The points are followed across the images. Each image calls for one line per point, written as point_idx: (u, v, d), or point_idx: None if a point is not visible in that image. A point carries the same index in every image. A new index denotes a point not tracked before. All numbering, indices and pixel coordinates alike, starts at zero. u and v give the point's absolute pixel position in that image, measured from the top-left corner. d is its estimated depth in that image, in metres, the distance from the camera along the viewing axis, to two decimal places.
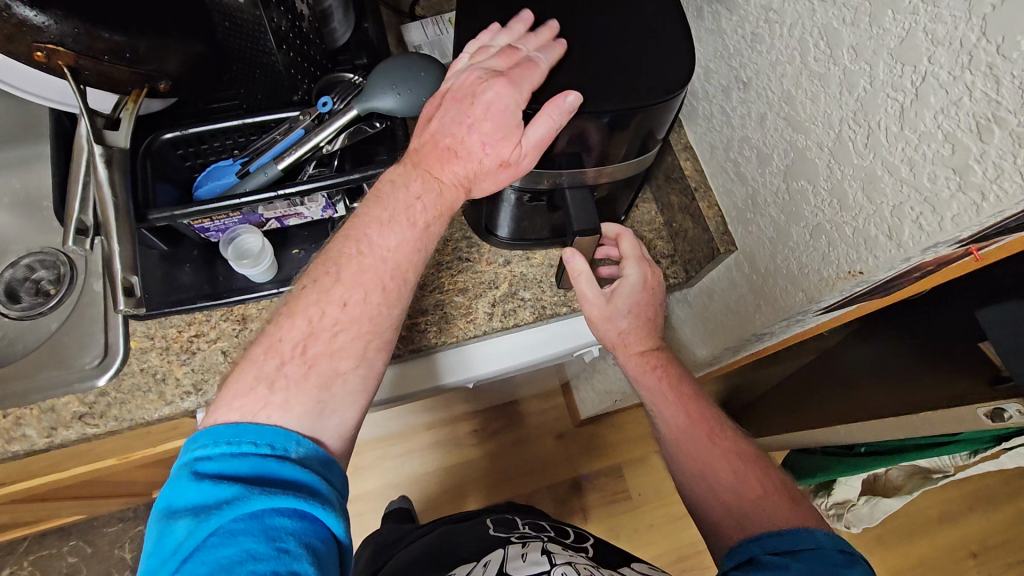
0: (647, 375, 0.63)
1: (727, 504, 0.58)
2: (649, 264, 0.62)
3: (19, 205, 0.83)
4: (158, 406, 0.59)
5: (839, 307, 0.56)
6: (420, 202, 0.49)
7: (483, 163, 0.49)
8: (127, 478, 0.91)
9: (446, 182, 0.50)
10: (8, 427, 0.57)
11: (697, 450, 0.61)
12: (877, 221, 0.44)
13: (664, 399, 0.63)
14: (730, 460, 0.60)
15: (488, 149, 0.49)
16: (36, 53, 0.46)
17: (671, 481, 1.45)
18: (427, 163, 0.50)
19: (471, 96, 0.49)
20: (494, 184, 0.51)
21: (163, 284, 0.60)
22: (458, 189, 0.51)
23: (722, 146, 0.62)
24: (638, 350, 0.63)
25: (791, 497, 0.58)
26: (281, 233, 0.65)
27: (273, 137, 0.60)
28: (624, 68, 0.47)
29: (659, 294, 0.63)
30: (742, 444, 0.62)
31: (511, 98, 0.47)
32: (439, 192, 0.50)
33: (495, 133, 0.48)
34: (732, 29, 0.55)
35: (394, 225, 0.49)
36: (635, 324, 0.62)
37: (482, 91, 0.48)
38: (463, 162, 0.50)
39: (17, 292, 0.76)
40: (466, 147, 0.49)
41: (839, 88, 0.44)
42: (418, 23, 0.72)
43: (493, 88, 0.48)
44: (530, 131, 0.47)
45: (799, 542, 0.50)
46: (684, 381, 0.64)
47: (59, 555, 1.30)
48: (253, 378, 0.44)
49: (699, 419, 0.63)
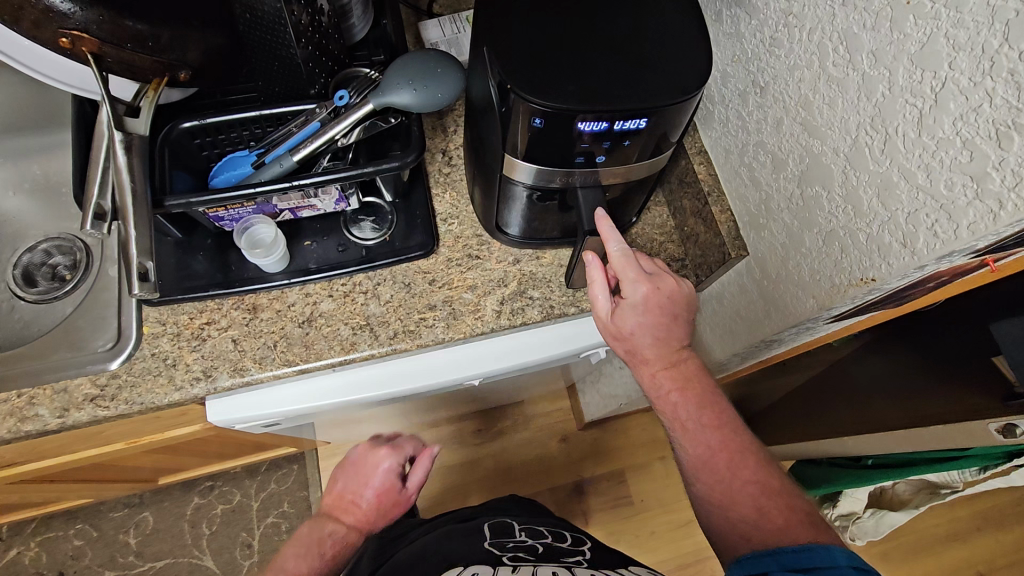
0: (664, 400, 0.57)
1: (744, 534, 0.53)
2: (652, 280, 0.56)
3: (39, 191, 0.84)
4: (167, 390, 0.59)
5: (850, 315, 0.56)
6: (329, 539, 0.73)
7: (376, 504, 0.75)
8: (134, 463, 0.92)
9: (347, 525, 0.74)
10: (22, 405, 0.58)
11: (716, 482, 0.55)
12: (891, 228, 0.43)
13: (681, 427, 0.57)
14: (750, 493, 0.54)
15: (381, 496, 0.75)
16: (61, 40, 0.47)
17: (674, 488, 1.44)
18: (334, 513, 0.75)
19: (362, 462, 0.77)
20: (384, 518, 0.75)
21: (176, 272, 0.61)
22: (355, 529, 0.74)
23: (736, 151, 0.61)
24: (654, 371, 0.57)
25: (814, 524, 0.52)
26: (294, 224, 0.65)
27: (289, 128, 0.60)
28: (640, 69, 0.47)
29: (668, 310, 0.56)
30: (767, 472, 0.55)
31: (389, 460, 0.76)
32: (345, 533, 0.74)
33: (381, 484, 0.75)
34: (751, 34, 0.55)
35: (308, 559, 0.70)
36: (645, 344, 0.56)
37: (369, 458, 0.77)
38: (360, 510, 0.75)
39: (34, 276, 0.78)
40: (361, 497, 0.75)
41: (856, 93, 0.44)
42: (436, 22, 0.72)
43: (379, 455, 0.77)
44: (410, 478, 0.76)
45: (815, 558, 0.46)
46: (706, 406, 0.56)
47: (66, 537, 1.32)
48: None
49: (719, 447, 0.56)
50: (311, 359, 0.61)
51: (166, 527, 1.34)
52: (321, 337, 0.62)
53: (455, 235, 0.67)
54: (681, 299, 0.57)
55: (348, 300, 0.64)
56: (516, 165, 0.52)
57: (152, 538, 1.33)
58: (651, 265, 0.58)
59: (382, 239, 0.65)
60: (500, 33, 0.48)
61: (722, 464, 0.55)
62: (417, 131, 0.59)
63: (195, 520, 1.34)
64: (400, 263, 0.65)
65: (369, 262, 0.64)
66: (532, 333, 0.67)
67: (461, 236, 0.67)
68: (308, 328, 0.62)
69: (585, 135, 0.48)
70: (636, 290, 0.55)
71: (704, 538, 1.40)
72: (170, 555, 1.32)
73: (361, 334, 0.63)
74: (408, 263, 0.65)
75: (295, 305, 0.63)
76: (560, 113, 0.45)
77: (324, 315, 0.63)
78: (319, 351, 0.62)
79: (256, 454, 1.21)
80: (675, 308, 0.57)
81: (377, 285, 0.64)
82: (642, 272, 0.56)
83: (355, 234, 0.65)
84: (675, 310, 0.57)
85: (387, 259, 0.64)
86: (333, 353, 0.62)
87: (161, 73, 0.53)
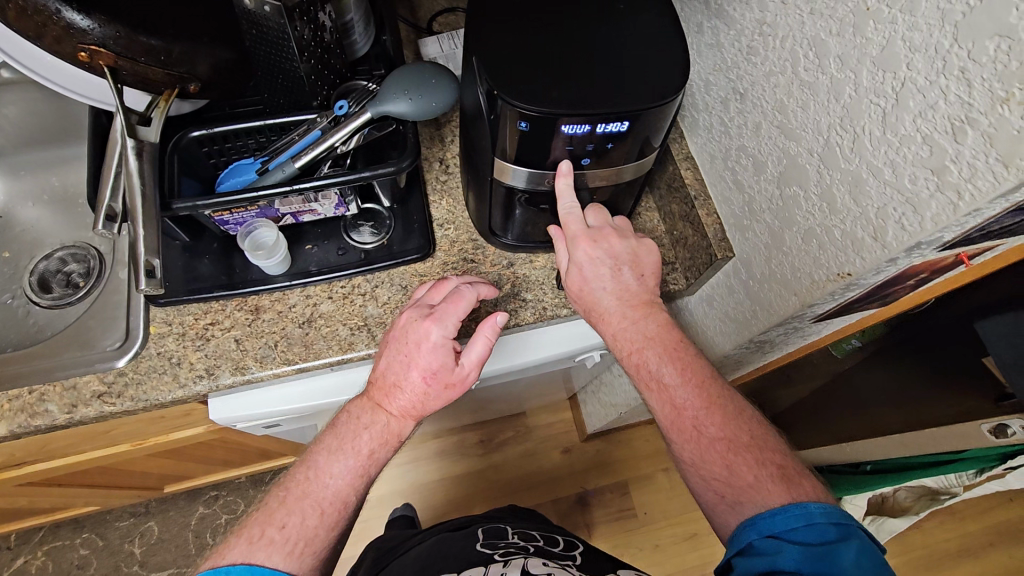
0: (629, 360, 0.58)
1: (719, 490, 0.53)
2: (592, 236, 0.59)
3: (57, 201, 0.88)
4: (171, 387, 0.61)
5: (834, 313, 0.57)
6: (367, 433, 0.59)
7: (426, 391, 0.58)
8: (139, 467, 0.94)
9: (394, 415, 0.59)
10: (33, 402, 0.60)
11: (685, 439, 0.55)
12: (863, 223, 0.45)
13: (647, 385, 0.57)
14: (719, 450, 0.54)
15: (431, 379, 0.58)
16: (80, 53, 0.50)
17: (677, 501, 1.44)
18: (376, 398, 0.59)
19: (405, 333, 0.59)
20: (441, 402, 0.60)
21: (183, 274, 0.64)
22: (406, 418, 0.60)
23: (721, 156, 0.63)
24: (615, 330, 0.58)
25: (784, 479, 0.52)
26: (296, 229, 0.68)
27: (291, 137, 0.63)
28: (621, 75, 0.50)
29: (610, 263, 0.59)
30: (737, 427, 0.55)
31: (437, 331, 0.58)
32: (387, 423, 0.59)
33: (433, 363, 0.58)
34: (730, 43, 0.57)
35: (341, 454, 0.58)
36: (598, 299, 0.59)
37: (414, 328, 0.59)
38: (407, 395, 0.58)
39: (48, 282, 0.81)
40: (408, 383, 0.58)
41: (826, 96, 0.46)
42: (434, 38, 0.76)
43: (422, 326, 0.58)
44: (467, 354, 0.59)
45: (793, 520, 0.48)
46: (668, 363, 0.56)
47: (72, 547, 1.33)
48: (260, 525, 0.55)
49: (685, 404, 0.55)
50: (310, 358, 0.63)
51: (171, 537, 1.35)
52: (319, 337, 0.64)
53: (451, 239, 0.70)
54: (624, 252, 0.60)
55: (347, 301, 0.66)
56: (506, 169, 0.55)
57: (156, 548, 1.34)
58: (598, 222, 0.60)
59: (380, 243, 0.68)
60: (489, 43, 0.50)
61: (690, 422, 0.55)
62: (412, 138, 0.62)
63: (200, 530, 1.35)
64: (397, 266, 0.67)
65: (367, 264, 0.66)
66: (526, 333, 0.70)
67: (457, 241, 0.70)
68: (308, 328, 0.65)
69: (570, 138, 0.51)
70: (576, 246, 0.59)
71: (709, 551, 1.38)
72: (174, 565, 1.33)
73: (359, 334, 0.65)
74: (405, 266, 0.68)
75: (296, 306, 0.65)
76: (546, 117, 0.48)
77: (323, 316, 0.65)
78: (318, 350, 0.64)
79: (259, 463, 1.23)
80: (619, 260, 0.59)
81: (374, 287, 0.67)
82: (585, 229, 0.59)
83: (355, 239, 0.67)
84: (620, 262, 0.59)
85: (385, 262, 0.67)
86: (331, 352, 0.64)
87: (172, 85, 0.56)
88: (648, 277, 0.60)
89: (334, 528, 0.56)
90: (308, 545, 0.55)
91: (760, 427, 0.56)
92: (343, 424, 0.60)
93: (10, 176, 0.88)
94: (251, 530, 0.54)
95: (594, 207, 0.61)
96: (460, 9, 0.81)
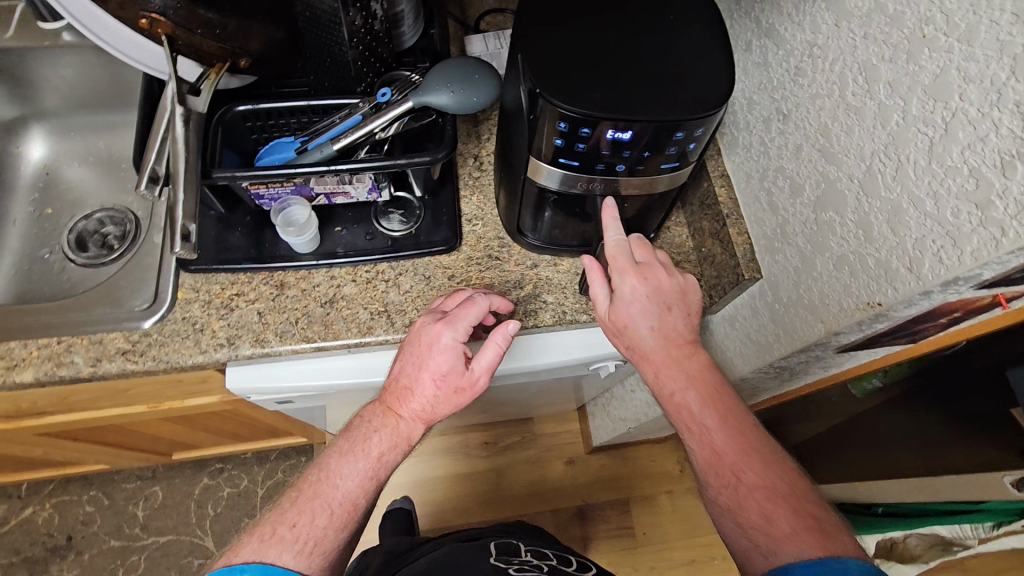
0: (668, 400, 0.58)
1: (753, 538, 0.53)
2: (639, 271, 0.58)
3: (99, 163, 0.91)
4: (192, 352, 0.63)
5: (859, 344, 0.56)
6: (376, 436, 0.59)
7: (436, 394, 0.59)
8: (151, 430, 0.96)
9: (405, 419, 0.59)
10: (60, 351, 0.62)
11: (723, 486, 0.55)
12: (899, 254, 0.44)
13: (686, 427, 0.57)
14: (757, 499, 0.53)
15: (441, 382, 0.58)
16: (141, 20, 0.53)
17: (679, 525, 1.41)
18: (388, 402, 0.60)
19: (418, 337, 0.60)
20: (450, 407, 0.60)
21: (215, 244, 0.66)
22: (417, 422, 0.60)
23: (757, 175, 0.63)
24: (657, 369, 0.58)
25: (822, 531, 0.51)
26: (328, 210, 0.69)
27: (333, 119, 0.65)
28: (664, 86, 0.49)
29: (657, 300, 0.58)
30: (776, 477, 0.54)
31: (448, 334, 0.59)
32: (397, 427, 0.59)
33: (443, 366, 0.58)
34: (778, 63, 0.57)
35: (351, 457, 0.59)
36: (642, 337, 0.58)
37: (426, 331, 0.59)
38: (419, 399, 0.59)
39: (85, 241, 0.83)
40: (419, 387, 0.59)
41: (873, 122, 0.45)
42: (481, 36, 0.78)
43: (433, 328, 0.59)
44: (478, 359, 0.59)
45: (826, 570, 0.47)
46: (710, 407, 0.56)
47: (78, 503, 1.36)
48: (271, 525, 0.55)
49: (724, 449, 0.55)
50: (330, 338, 0.64)
51: (174, 503, 1.37)
52: (340, 318, 0.65)
53: (478, 235, 0.70)
54: (672, 289, 0.59)
55: (370, 286, 0.67)
56: (541, 169, 0.55)
57: (159, 513, 1.36)
58: (644, 257, 0.60)
59: (409, 232, 0.68)
60: (536, 43, 0.51)
61: (729, 467, 0.55)
62: (450, 131, 0.63)
63: (202, 500, 1.37)
64: (422, 256, 0.68)
65: (394, 252, 0.67)
66: (541, 337, 0.70)
67: (484, 237, 0.70)
68: (330, 308, 0.65)
69: (609, 143, 0.51)
70: (624, 279, 0.58)
71: None
72: (173, 532, 1.34)
73: (378, 319, 0.65)
74: (430, 257, 0.68)
75: (320, 285, 0.66)
76: (584, 118, 0.48)
77: (346, 297, 0.66)
78: (337, 331, 0.65)
79: (267, 440, 1.25)
80: (666, 299, 0.58)
81: (398, 275, 0.67)
82: (632, 263, 0.59)
83: (383, 225, 0.68)
84: (667, 301, 0.58)
85: (411, 251, 0.67)
86: (349, 334, 0.64)
87: (224, 58, 0.58)
88: (693, 316, 0.60)
89: (343, 529, 0.56)
90: (318, 545, 0.55)
91: (799, 477, 0.56)
92: (355, 428, 0.61)
93: (61, 136, 0.92)
94: (263, 529, 0.55)
95: (640, 241, 0.61)
96: (508, 10, 0.82)
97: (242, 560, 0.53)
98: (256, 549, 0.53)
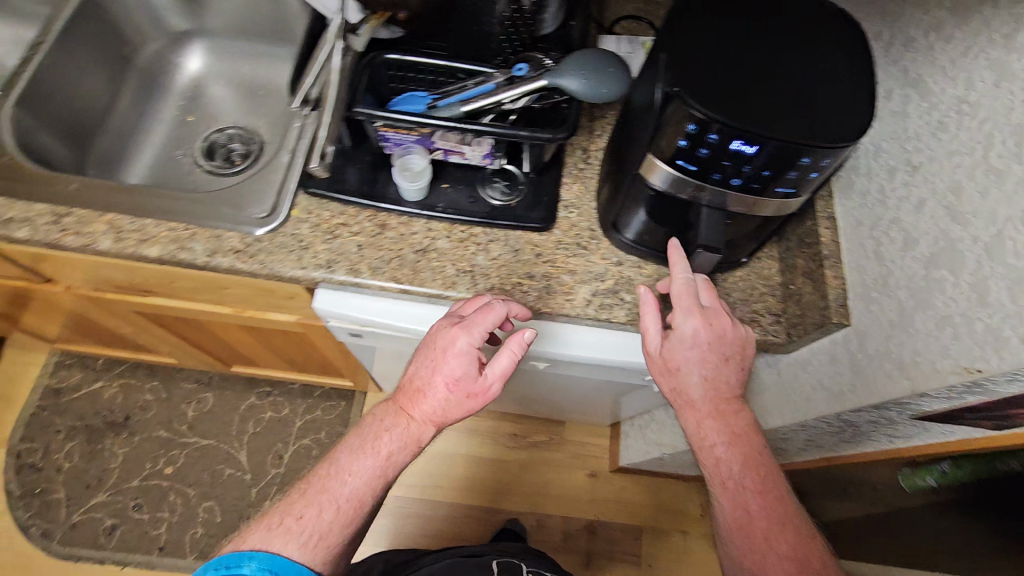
0: (705, 454, 0.60)
1: None
2: (705, 315, 0.59)
3: (241, 87, 0.99)
4: (294, 265, 0.68)
5: (941, 413, 0.54)
6: (387, 435, 0.62)
7: (448, 398, 0.62)
8: (226, 336, 1.04)
9: (415, 420, 0.63)
10: (184, 237, 0.69)
11: (751, 551, 0.57)
12: (1015, 323, 0.43)
13: (722, 484, 0.59)
14: (785, 569, 0.55)
15: (453, 386, 0.61)
16: None
17: (687, 568, 1.38)
18: (401, 403, 0.64)
19: (434, 340, 0.62)
20: (462, 410, 0.63)
21: (334, 174, 0.71)
22: (428, 424, 0.63)
23: (869, 223, 0.62)
24: (700, 419, 0.60)
25: None
26: (439, 166, 0.73)
27: (465, 84, 0.69)
28: (801, 109, 0.50)
29: (718, 350, 0.59)
30: (806, 551, 0.56)
31: (462, 339, 0.61)
32: (408, 428, 0.63)
33: (456, 370, 0.61)
34: (918, 114, 0.56)
35: (362, 455, 0.61)
36: (692, 385, 0.59)
37: (442, 334, 0.62)
38: (431, 402, 0.62)
39: (215, 152, 0.91)
40: (432, 390, 0.62)
41: (1016, 186, 0.44)
42: (615, 38, 0.80)
43: (450, 332, 0.61)
44: (491, 365, 0.62)
45: None
46: (748, 469, 0.58)
47: (141, 389, 1.48)
48: (279, 515, 0.58)
49: (757, 513, 0.57)
50: (416, 283, 0.68)
51: (220, 412, 1.47)
52: (428, 267, 0.69)
53: (572, 222, 0.72)
54: (734, 340, 0.59)
55: (461, 245, 0.70)
56: (655, 166, 0.56)
57: (206, 417, 1.46)
58: (711, 301, 0.60)
59: (508, 204, 0.71)
60: (681, 46, 0.53)
61: (761, 533, 0.57)
62: (573, 116, 0.65)
63: (245, 416, 1.46)
64: (516, 228, 0.71)
65: (492, 218, 0.70)
66: (599, 329, 0.72)
67: (577, 225, 0.72)
68: (421, 256, 0.69)
69: (731, 155, 0.51)
70: (688, 323, 0.59)
71: None
72: (214, 437, 1.44)
73: (463, 277, 0.68)
74: (524, 231, 0.71)
75: (416, 234, 0.70)
76: (715, 125, 0.49)
77: (438, 250, 0.70)
78: (423, 279, 0.68)
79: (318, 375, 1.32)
80: (726, 351, 0.59)
81: (489, 242, 0.71)
82: (698, 306, 0.59)
83: (486, 193, 0.72)
84: (727, 354, 0.59)
85: (508, 222, 0.70)
86: (434, 284, 0.68)
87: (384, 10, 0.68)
88: (745, 372, 0.61)
89: (347, 525, 0.59)
90: (324, 539, 0.58)
91: (828, 553, 0.57)
92: (368, 426, 0.64)
93: (216, 55, 1.01)
94: (272, 517, 0.58)
95: (706, 284, 0.61)
96: (647, 18, 0.83)
97: (249, 547, 0.56)
98: (264, 537, 0.56)
